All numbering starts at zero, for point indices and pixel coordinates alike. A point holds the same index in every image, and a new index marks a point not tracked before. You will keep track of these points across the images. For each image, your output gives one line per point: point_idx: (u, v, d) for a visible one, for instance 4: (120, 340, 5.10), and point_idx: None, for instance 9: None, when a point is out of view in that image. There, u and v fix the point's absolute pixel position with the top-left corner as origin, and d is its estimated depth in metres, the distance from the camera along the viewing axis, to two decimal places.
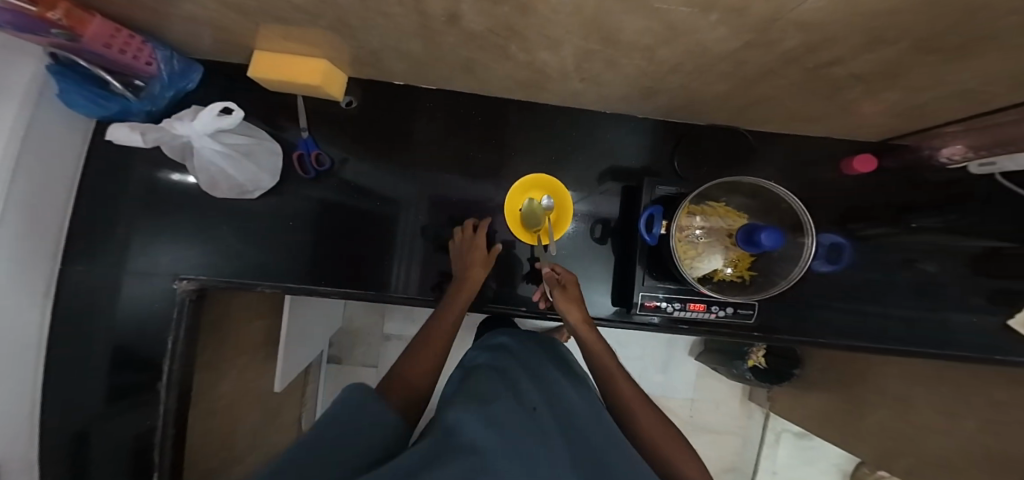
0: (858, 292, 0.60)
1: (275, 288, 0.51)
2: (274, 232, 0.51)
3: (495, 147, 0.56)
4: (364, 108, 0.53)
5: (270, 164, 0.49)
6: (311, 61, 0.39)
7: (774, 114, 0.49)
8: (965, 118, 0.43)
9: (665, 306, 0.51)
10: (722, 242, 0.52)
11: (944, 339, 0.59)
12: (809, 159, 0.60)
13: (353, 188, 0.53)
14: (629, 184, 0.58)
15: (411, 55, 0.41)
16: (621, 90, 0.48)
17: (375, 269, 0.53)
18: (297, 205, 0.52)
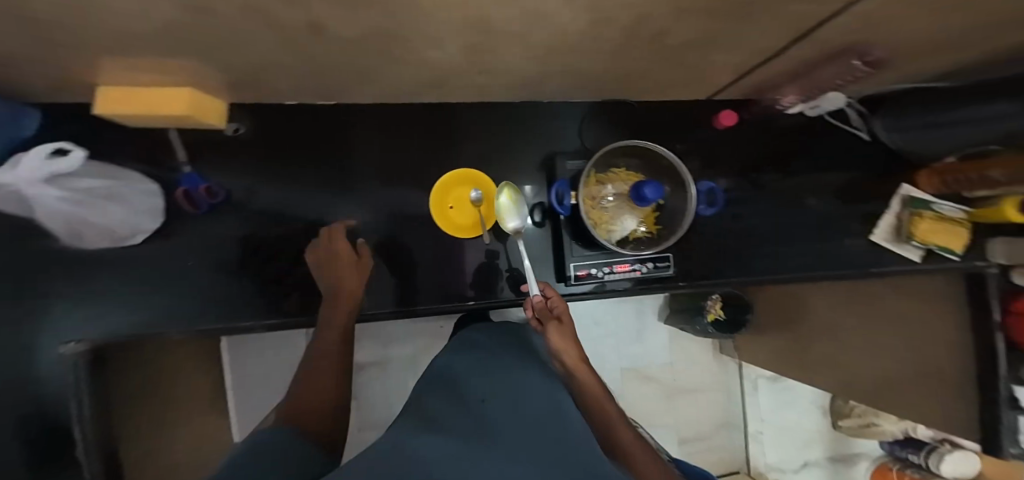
0: (771, 232, 0.65)
1: (188, 333, 0.47)
2: (175, 274, 0.47)
3: (406, 151, 0.56)
4: (255, 131, 0.51)
5: (147, 204, 0.45)
6: (171, 92, 0.37)
7: (664, 77, 0.52)
8: (817, 65, 0.48)
9: (595, 273, 0.54)
10: (629, 204, 0.56)
11: (850, 263, 0.66)
12: (704, 121, 0.65)
13: (261, 216, 0.51)
14: (546, 168, 0.60)
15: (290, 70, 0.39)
16: (516, 75, 0.49)
17: (297, 294, 0.51)
18: (195, 242, 0.48)
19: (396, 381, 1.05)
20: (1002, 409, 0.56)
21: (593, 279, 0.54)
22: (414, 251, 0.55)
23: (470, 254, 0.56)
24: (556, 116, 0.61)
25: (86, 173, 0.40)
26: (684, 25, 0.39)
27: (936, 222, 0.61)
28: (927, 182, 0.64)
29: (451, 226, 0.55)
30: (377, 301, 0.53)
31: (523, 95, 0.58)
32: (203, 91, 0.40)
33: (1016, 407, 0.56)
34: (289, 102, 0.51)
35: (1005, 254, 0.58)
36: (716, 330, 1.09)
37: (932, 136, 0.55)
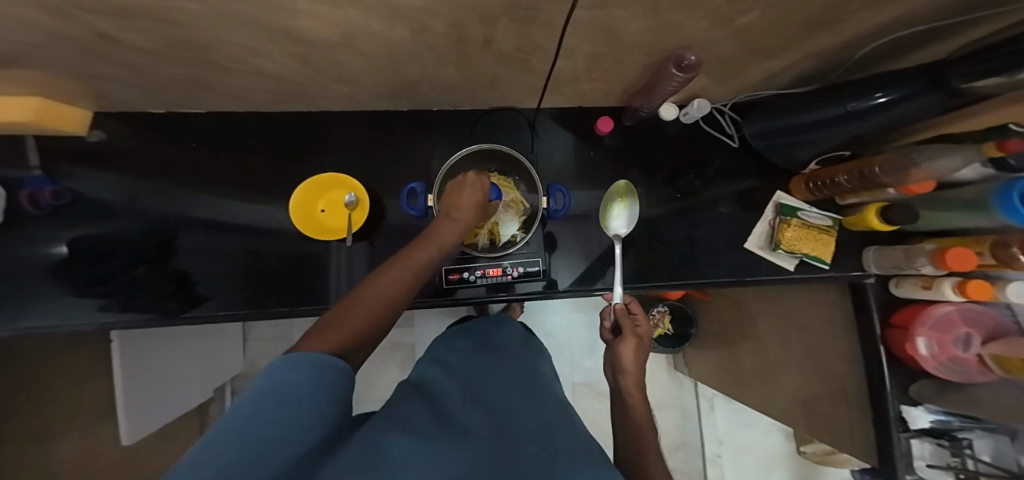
0: (659, 235, 0.68)
1: (27, 329, 0.49)
2: (44, 271, 0.51)
3: (294, 156, 0.61)
4: (140, 138, 0.56)
5: None
6: (19, 100, 0.44)
7: (520, 80, 0.56)
8: (652, 64, 0.51)
9: (467, 276, 0.61)
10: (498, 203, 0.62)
11: (734, 269, 0.68)
12: (587, 130, 0.70)
13: (145, 218, 0.56)
14: (429, 177, 0.64)
15: (138, 80, 0.44)
16: (382, 86, 0.54)
17: (143, 296, 0.53)
18: (70, 240, 0.53)
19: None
20: (892, 434, 0.54)
21: (464, 282, 0.61)
22: (282, 256, 0.58)
23: (334, 255, 0.59)
24: (444, 124, 0.66)
25: None
26: (498, 36, 0.43)
27: (802, 231, 0.67)
28: (796, 190, 0.70)
29: (315, 226, 0.57)
30: (242, 301, 0.55)
31: (407, 105, 0.62)
32: (55, 101, 0.47)
33: (907, 430, 0.54)
34: (161, 110, 0.56)
35: (875, 263, 0.64)
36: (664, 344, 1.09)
37: (801, 139, 0.58)
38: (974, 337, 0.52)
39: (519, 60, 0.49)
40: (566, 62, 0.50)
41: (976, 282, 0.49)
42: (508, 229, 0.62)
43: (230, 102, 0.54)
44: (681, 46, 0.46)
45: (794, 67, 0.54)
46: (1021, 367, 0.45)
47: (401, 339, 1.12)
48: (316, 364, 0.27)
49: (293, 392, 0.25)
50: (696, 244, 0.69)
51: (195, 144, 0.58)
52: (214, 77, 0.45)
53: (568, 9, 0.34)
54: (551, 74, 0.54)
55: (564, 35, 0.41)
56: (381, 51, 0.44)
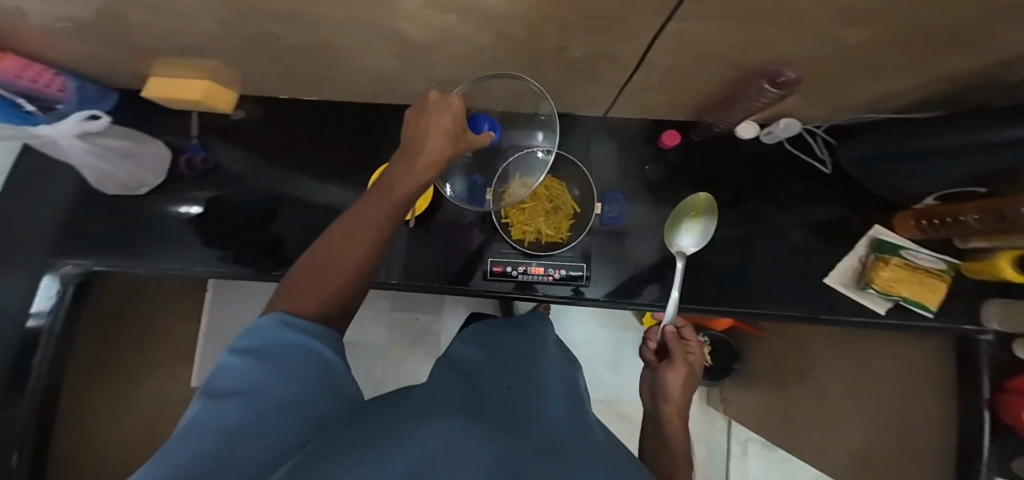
0: (721, 256, 0.65)
1: (165, 267, 0.61)
2: (179, 221, 0.63)
3: (378, 145, 0.67)
4: (261, 119, 0.67)
5: (156, 164, 0.62)
6: (196, 82, 0.56)
7: (594, 88, 0.56)
8: (739, 78, 0.49)
9: (510, 271, 0.63)
10: (547, 207, 0.65)
11: (804, 303, 0.63)
12: (656, 141, 0.68)
13: (256, 186, 0.66)
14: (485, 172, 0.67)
15: (270, 71, 0.52)
16: (462, 88, 0.58)
17: (247, 253, 0.63)
18: (199, 197, 0.64)
19: (366, 366, 1.15)
20: None
21: (505, 276, 0.63)
22: None
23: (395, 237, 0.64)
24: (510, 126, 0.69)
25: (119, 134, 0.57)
26: (579, 45, 0.44)
27: (905, 271, 0.58)
28: (904, 225, 0.62)
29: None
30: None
31: None
32: (221, 84, 0.59)
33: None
34: (281, 97, 0.66)
35: (999, 319, 0.55)
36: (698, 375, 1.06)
37: (920, 167, 0.49)
38: None
39: (596, 70, 0.50)
40: (639, 74, 0.50)
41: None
42: (555, 232, 0.65)
43: (334, 93, 0.62)
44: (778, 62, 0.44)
45: (910, 92, 0.48)
46: None
47: (431, 326, 1.17)
48: (321, 338, 0.32)
49: (308, 362, 0.30)
50: (763, 272, 0.64)
51: (300, 128, 0.67)
52: (332, 74, 0.52)
53: (661, 25, 0.35)
54: (625, 85, 0.54)
55: (654, 49, 0.42)
56: (471, 57, 0.48)
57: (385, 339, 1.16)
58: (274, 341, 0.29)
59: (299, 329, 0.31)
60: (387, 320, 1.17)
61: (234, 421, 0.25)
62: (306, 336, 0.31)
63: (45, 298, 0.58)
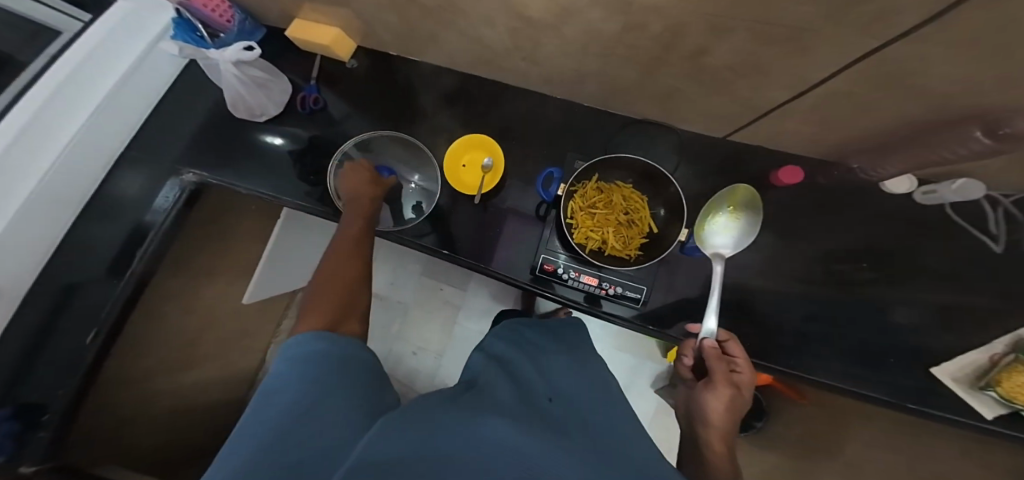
0: (799, 311, 0.60)
1: (258, 191, 0.67)
2: (277, 151, 0.68)
3: (470, 116, 0.68)
4: (370, 72, 0.70)
5: (279, 98, 0.68)
6: (326, 27, 0.61)
7: (713, 99, 0.53)
8: (900, 105, 0.42)
9: (561, 272, 0.61)
10: (620, 219, 0.59)
11: (888, 386, 0.56)
12: (758, 172, 0.63)
13: (352, 133, 0.69)
14: (563, 168, 0.64)
15: (400, 27, 0.54)
16: (576, 76, 0.57)
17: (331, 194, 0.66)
18: (300, 132, 0.69)
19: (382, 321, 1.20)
20: None
21: (554, 276, 0.61)
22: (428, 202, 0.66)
23: (459, 212, 0.65)
24: (603, 124, 0.66)
25: (259, 67, 0.65)
26: (723, 48, 0.40)
27: None
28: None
29: (454, 178, 0.65)
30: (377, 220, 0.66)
31: (582, 98, 0.64)
32: (345, 33, 0.63)
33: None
34: (395, 54, 0.68)
35: None
36: None
37: None
38: None
39: (736, 79, 0.47)
40: (795, 92, 0.46)
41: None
42: (623, 247, 0.59)
43: (446, 58, 0.64)
44: (993, 106, 0.38)
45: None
46: None
47: (454, 299, 1.21)
48: (345, 346, 0.40)
49: (338, 363, 0.37)
50: (843, 338, 0.58)
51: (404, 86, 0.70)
52: (466, 42, 0.53)
53: (884, 42, 0.31)
54: (770, 101, 0.49)
55: (849, 69, 0.38)
56: (614, 48, 0.46)
57: (410, 301, 1.21)
58: (312, 350, 0.38)
59: (325, 340, 0.39)
60: (415, 285, 1.22)
61: (288, 405, 0.32)
62: (332, 347, 0.39)
63: (165, 198, 0.69)
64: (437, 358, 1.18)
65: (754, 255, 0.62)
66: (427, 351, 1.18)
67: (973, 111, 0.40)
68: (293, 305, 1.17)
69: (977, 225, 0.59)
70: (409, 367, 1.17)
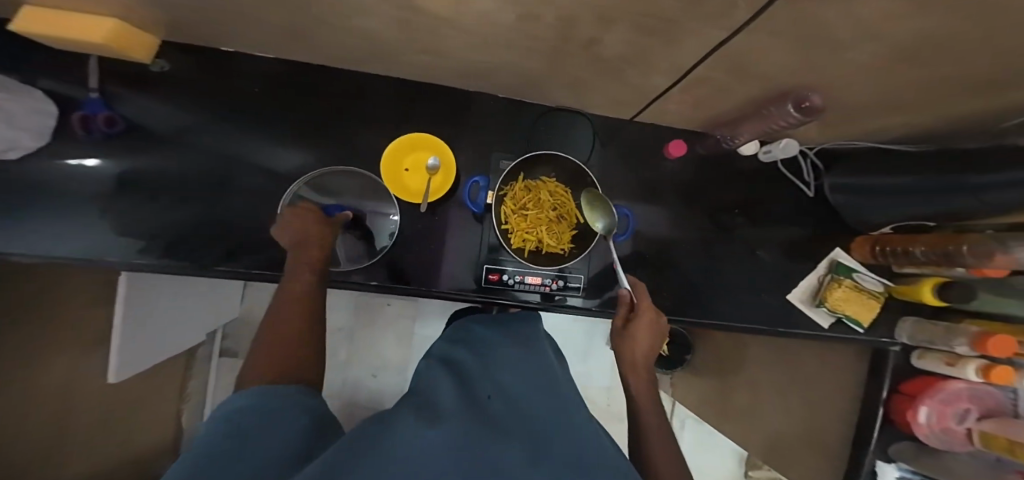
0: (694, 267, 0.71)
1: (53, 258, 0.50)
2: (81, 199, 0.51)
3: (349, 121, 0.59)
4: (194, 73, 0.54)
5: (40, 125, 0.49)
6: (99, 22, 0.41)
7: (602, 87, 0.54)
8: (753, 87, 0.49)
9: (506, 278, 0.61)
10: (548, 215, 0.57)
11: (758, 314, 0.71)
12: (645, 149, 0.70)
13: (192, 156, 0.54)
14: (488, 172, 0.62)
15: (217, 16, 0.41)
16: (461, 69, 0.52)
17: (186, 244, 0.54)
18: (110, 168, 0.52)
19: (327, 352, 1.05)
20: None
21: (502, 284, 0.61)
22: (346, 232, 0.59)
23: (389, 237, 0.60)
24: (501, 115, 0.63)
25: None
26: (608, 39, 0.40)
27: (851, 293, 0.68)
28: (858, 249, 0.73)
29: (398, 185, 0.58)
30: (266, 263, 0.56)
31: (475, 88, 0.60)
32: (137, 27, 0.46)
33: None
34: (226, 50, 0.54)
35: (908, 334, 0.70)
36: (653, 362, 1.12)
37: (888, 203, 0.62)
38: (971, 413, 0.62)
39: (623, 67, 0.47)
40: (670, 79, 0.49)
41: (1002, 368, 0.56)
42: (557, 243, 0.58)
43: (298, 52, 0.52)
44: (804, 83, 0.46)
45: (895, 120, 0.54)
46: (1004, 446, 0.56)
47: (405, 310, 1.09)
48: (274, 394, 0.34)
49: (269, 413, 0.32)
50: (726, 283, 0.72)
51: (251, 90, 0.56)
52: (323, 33, 0.43)
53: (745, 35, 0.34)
54: (642, 89, 0.52)
55: (708, 58, 0.41)
56: (500, 41, 0.42)
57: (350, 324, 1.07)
58: (231, 406, 0.32)
59: (250, 395, 0.33)
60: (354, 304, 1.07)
61: (206, 457, 0.27)
62: (259, 399, 0.33)
63: None
64: (402, 374, 1.08)
65: (653, 226, 0.70)
66: (387, 369, 1.07)
67: (797, 90, 0.48)
68: None
69: (798, 175, 0.75)
70: (366, 392, 1.06)
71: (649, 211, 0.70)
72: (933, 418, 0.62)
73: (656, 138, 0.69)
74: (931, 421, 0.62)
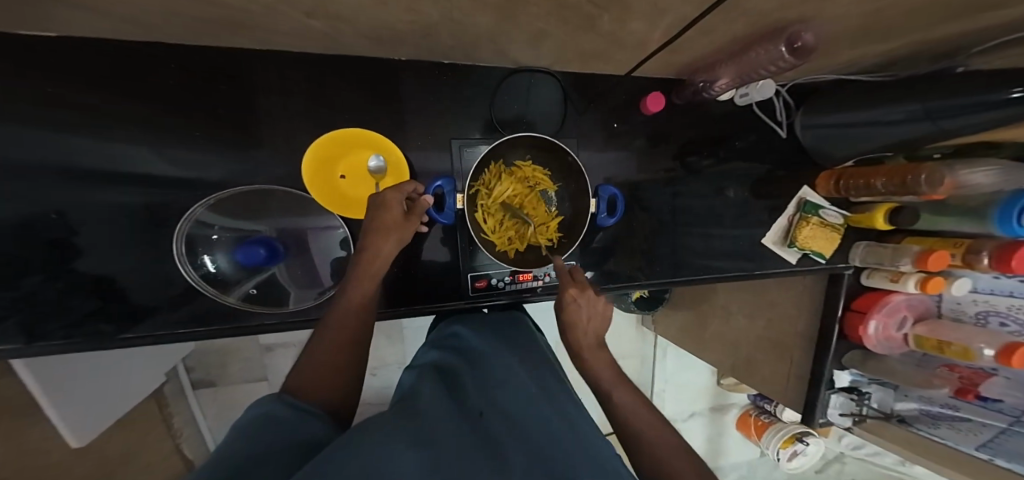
0: (670, 224, 0.70)
1: None
2: None
3: (253, 117, 0.47)
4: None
5: None
6: None
7: (567, 43, 0.44)
8: (741, 26, 0.41)
9: (495, 282, 0.58)
10: (530, 207, 0.55)
11: (732, 260, 0.73)
12: (610, 103, 0.63)
13: (38, 195, 0.41)
14: (453, 169, 0.56)
15: None
16: (377, 30, 0.39)
17: (66, 312, 0.43)
18: None
19: None
20: (821, 391, 0.73)
21: (492, 289, 0.58)
22: (297, 257, 0.52)
23: (345, 249, 0.52)
24: (441, 87, 0.54)
25: None
26: None
27: (819, 229, 0.71)
28: (823, 184, 0.74)
29: (340, 196, 0.51)
30: (192, 317, 0.47)
31: (408, 53, 0.48)
32: None
33: (832, 387, 0.74)
34: None
35: (860, 257, 0.73)
36: (640, 308, 1.09)
37: (852, 134, 0.60)
38: (907, 320, 0.69)
39: (597, 16, 0.37)
40: (652, 26, 0.40)
41: (936, 279, 0.62)
42: (542, 235, 0.56)
43: (143, 28, 0.37)
44: (796, 16, 0.39)
45: (874, 48, 0.49)
46: (933, 345, 0.65)
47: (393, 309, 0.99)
48: (304, 408, 0.34)
49: (304, 424, 0.33)
50: (702, 235, 0.72)
51: (92, 91, 0.41)
52: (162, 2, 0.29)
53: None
54: (613, 39, 0.43)
55: None
56: None
57: None
58: (265, 412, 0.33)
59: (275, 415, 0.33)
60: None
61: (243, 450, 0.27)
62: (290, 410, 0.33)
63: None
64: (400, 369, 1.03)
65: (626, 188, 0.67)
66: (387, 366, 1.02)
67: (788, 25, 0.41)
68: (171, 403, 0.87)
69: (768, 113, 0.73)
70: (370, 391, 1.01)
71: (620, 173, 0.66)
72: (879, 329, 0.69)
73: (620, 90, 0.63)
74: (878, 331, 0.69)
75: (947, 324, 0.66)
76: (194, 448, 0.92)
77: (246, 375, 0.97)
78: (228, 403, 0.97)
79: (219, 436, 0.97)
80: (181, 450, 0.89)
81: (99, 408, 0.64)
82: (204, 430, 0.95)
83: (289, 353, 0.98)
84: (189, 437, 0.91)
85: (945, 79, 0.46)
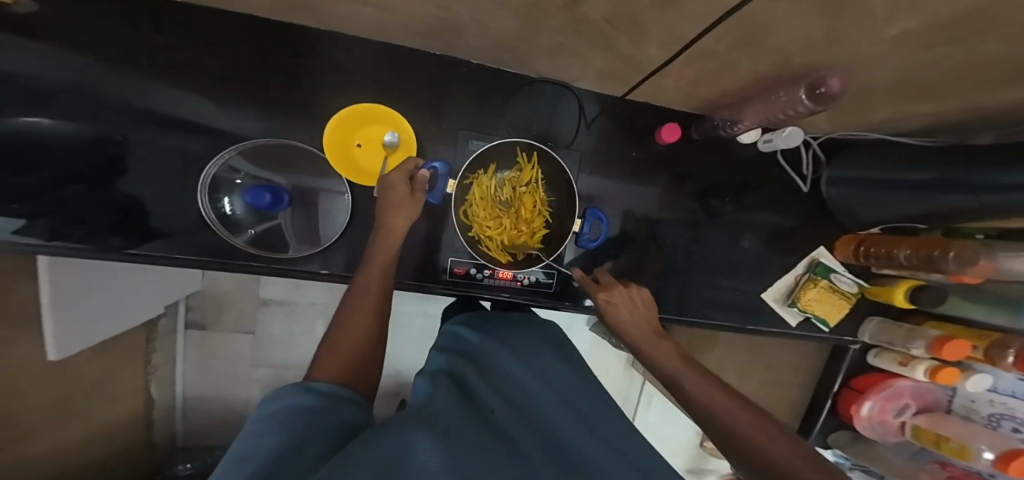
0: (671, 259, 0.69)
1: None
2: None
3: (293, 82, 0.51)
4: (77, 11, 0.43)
5: None
6: None
7: (589, 58, 0.46)
8: (764, 65, 0.41)
9: (473, 273, 0.60)
10: (518, 214, 0.57)
11: (728, 308, 0.70)
12: (630, 128, 0.64)
13: (95, 117, 0.46)
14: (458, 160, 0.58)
15: None
16: (411, 21, 0.42)
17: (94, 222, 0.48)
18: None
19: (303, 324, 1.05)
20: None
21: (469, 278, 0.60)
22: (296, 214, 0.56)
23: (351, 216, 0.56)
24: (466, 84, 0.57)
25: None
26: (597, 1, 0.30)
27: (825, 293, 0.68)
28: (842, 248, 0.71)
29: (355, 164, 0.55)
30: (201, 248, 0.52)
31: (440, 48, 0.51)
32: None
33: None
34: None
35: (871, 333, 0.69)
36: None
37: (882, 197, 0.57)
38: (909, 407, 0.64)
39: (617, 36, 0.38)
40: (671, 53, 0.41)
41: (948, 370, 0.57)
42: (529, 239, 0.58)
43: None
44: (824, 63, 0.38)
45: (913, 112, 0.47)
46: (931, 438, 0.60)
47: None
48: (328, 389, 0.32)
49: (330, 414, 0.29)
50: (702, 277, 0.70)
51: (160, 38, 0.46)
52: None
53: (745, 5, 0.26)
54: (633, 61, 0.44)
55: (719, 29, 0.32)
56: None
57: (324, 299, 1.04)
58: (286, 392, 0.30)
59: None
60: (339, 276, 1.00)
61: (265, 445, 0.24)
62: (314, 391, 0.31)
63: None
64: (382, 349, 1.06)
65: (632, 213, 0.66)
66: None
67: (816, 71, 0.40)
68: (160, 335, 0.95)
69: (794, 165, 0.71)
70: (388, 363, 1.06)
71: (629, 198, 0.66)
72: (874, 410, 0.65)
73: (642, 117, 0.64)
74: (872, 413, 0.65)
75: (951, 419, 0.61)
76: (161, 390, 0.97)
77: (236, 326, 1.04)
78: (209, 350, 1.04)
79: (188, 381, 1.03)
80: (149, 389, 0.93)
81: (93, 320, 0.68)
82: (177, 374, 1.01)
83: (279, 312, 1.04)
84: (162, 377, 0.96)
85: (983, 156, 0.43)
